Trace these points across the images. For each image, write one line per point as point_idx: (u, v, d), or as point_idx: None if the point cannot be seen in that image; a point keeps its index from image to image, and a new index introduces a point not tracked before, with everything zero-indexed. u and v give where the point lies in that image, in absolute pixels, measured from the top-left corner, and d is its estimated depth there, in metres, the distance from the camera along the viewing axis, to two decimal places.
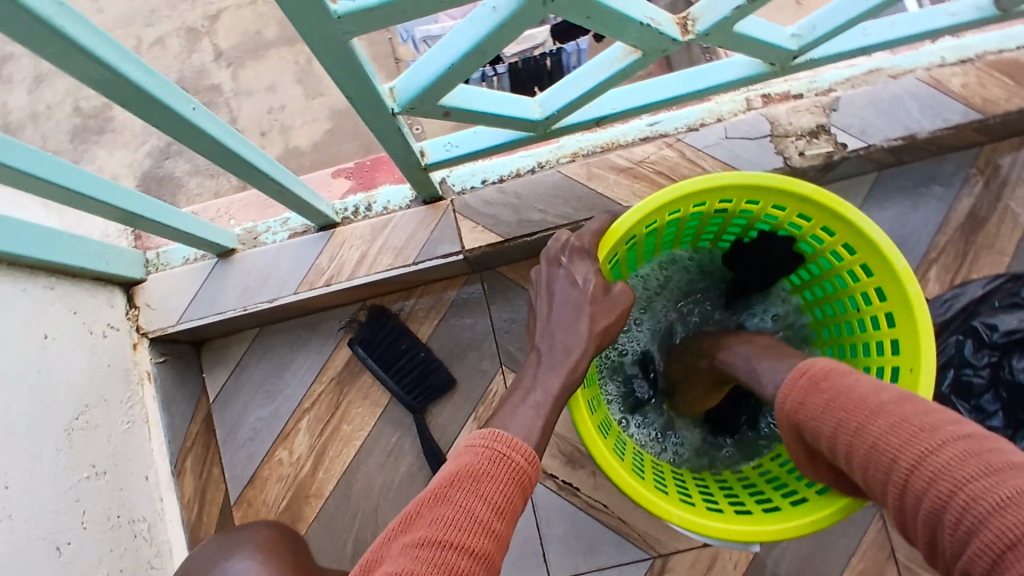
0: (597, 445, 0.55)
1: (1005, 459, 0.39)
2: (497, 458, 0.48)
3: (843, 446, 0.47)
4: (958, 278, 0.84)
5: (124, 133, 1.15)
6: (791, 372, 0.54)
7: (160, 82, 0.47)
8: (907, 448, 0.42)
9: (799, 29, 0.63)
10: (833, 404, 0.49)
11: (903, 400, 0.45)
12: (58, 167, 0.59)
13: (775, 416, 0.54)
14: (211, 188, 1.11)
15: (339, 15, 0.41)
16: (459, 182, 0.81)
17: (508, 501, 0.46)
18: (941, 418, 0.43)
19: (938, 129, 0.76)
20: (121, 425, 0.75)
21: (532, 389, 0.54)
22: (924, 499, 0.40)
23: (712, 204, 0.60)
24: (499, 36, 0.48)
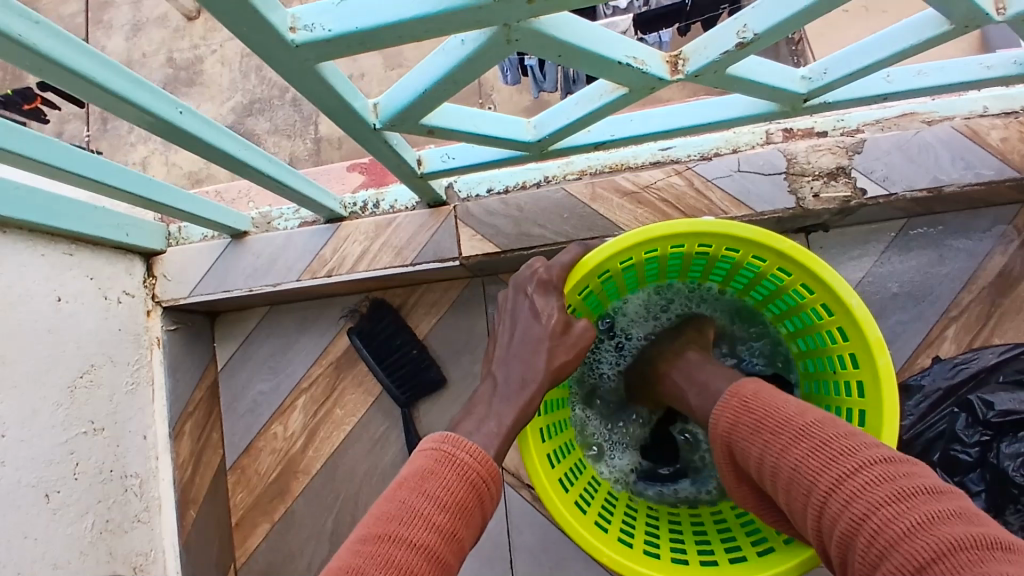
0: (538, 477, 0.54)
1: (916, 485, 0.42)
2: (443, 457, 0.50)
3: (767, 466, 0.50)
4: (978, 340, 0.80)
5: (212, 87, 1.21)
6: (723, 394, 0.57)
7: (138, 83, 0.51)
8: (826, 472, 0.46)
9: (810, 72, 0.60)
10: (761, 424, 0.52)
11: (824, 422, 0.49)
12: (70, 154, 0.63)
13: (708, 433, 0.57)
14: (288, 149, 1.18)
15: (297, 44, 0.43)
16: (465, 188, 0.82)
17: (454, 496, 0.48)
18: (860, 442, 0.46)
19: (968, 183, 0.72)
20: (125, 385, 0.81)
21: (485, 419, 0.54)
22: (841, 521, 0.44)
23: (691, 247, 0.59)
24: (470, 68, 0.48)
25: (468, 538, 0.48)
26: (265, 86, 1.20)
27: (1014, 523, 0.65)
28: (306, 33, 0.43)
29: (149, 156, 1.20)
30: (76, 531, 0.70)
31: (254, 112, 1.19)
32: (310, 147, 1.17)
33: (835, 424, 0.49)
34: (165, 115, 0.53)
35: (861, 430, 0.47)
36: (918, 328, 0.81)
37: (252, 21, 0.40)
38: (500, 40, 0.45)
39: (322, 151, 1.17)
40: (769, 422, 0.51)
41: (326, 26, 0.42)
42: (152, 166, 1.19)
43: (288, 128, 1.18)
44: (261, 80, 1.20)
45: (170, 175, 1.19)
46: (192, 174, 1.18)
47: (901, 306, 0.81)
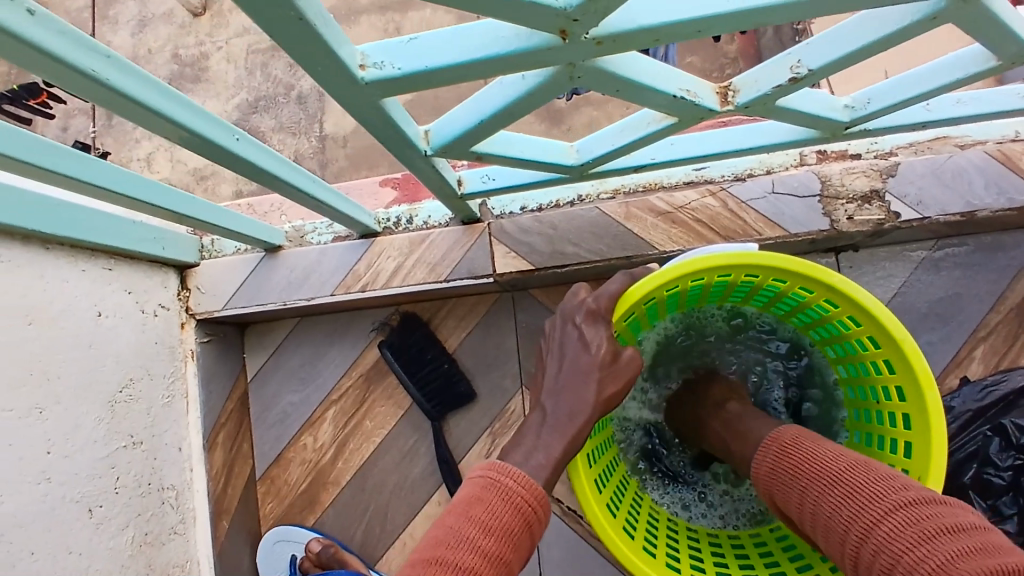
0: (590, 505, 0.55)
1: (942, 525, 0.42)
2: (489, 483, 0.51)
3: (807, 512, 0.51)
4: (1005, 361, 0.81)
5: (218, 84, 1.22)
6: (765, 439, 0.58)
7: (180, 101, 0.52)
8: (858, 518, 0.47)
9: (853, 101, 0.61)
10: (798, 470, 0.53)
11: (857, 467, 0.49)
12: (124, 175, 0.66)
13: (752, 479, 0.58)
14: (292, 146, 1.19)
15: (366, 81, 0.44)
16: (499, 206, 0.83)
17: (500, 521, 0.48)
18: (889, 486, 0.47)
19: (1001, 208, 0.73)
20: (161, 398, 0.82)
21: (534, 450, 0.54)
22: (877, 566, 0.44)
23: (738, 276, 0.60)
24: (527, 102, 0.49)
25: (516, 562, 0.49)
26: (270, 83, 1.21)
27: None
28: (375, 70, 0.43)
29: (155, 151, 1.20)
30: (118, 544, 0.71)
31: (258, 109, 1.19)
32: (315, 144, 1.19)
33: (867, 468, 0.49)
34: (216, 140, 0.57)
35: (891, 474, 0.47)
36: (946, 348, 0.82)
37: (324, 60, 0.41)
38: (563, 77, 0.45)
39: (326, 149, 1.20)
40: (807, 470, 0.52)
41: (395, 64, 0.43)
42: (157, 163, 1.20)
43: (292, 126, 1.20)
44: (267, 77, 1.21)
45: (176, 172, 1.20)
46: (197, 170, 1.19)
47: (930, 326, 0.82)
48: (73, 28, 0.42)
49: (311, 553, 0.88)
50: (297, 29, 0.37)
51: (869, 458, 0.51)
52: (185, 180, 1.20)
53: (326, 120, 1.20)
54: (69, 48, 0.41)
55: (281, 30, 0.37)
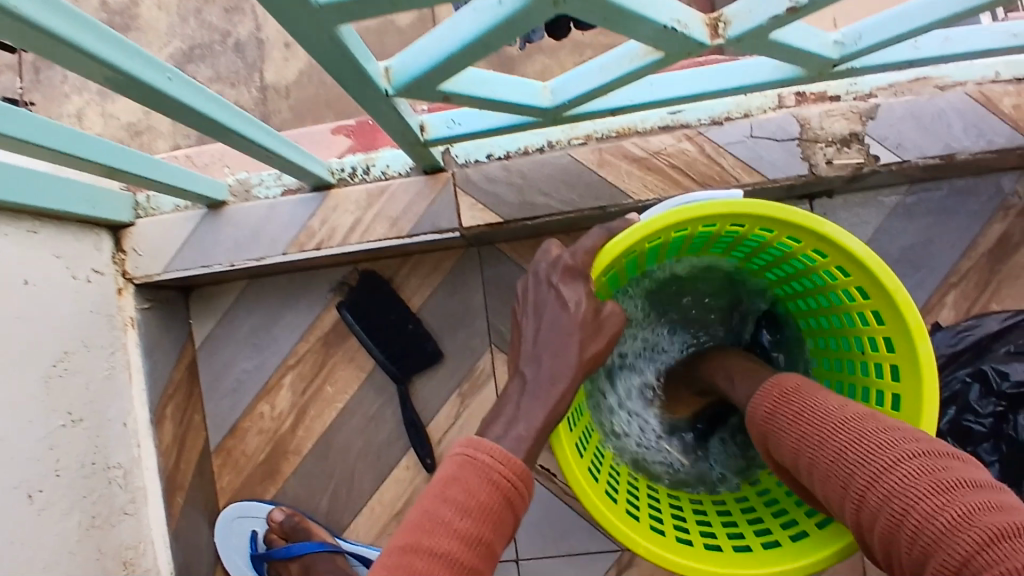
0: (573, 471, 0.53)
1: (958, 477, 0.42)
2: (465, 461, 0.47)
3: (805, 458, 0.50)
4: (975, 306, 0.81)
5: (147, 31, 1.10)
6: (761, 385, 0.57)
7: (106, 37, 0.46)
8: (864, 465, 0.46)
9: (843, 37, 0.57)
10: (799, 416, 0.52)
11: (864, 417, 0.48)
12: (46, 127, 0.58)
13: (746, 425, 0.57)
14: (231, 97, 1.10)
15: (320, 5, 0.38)
16: (464, 154, 0.77)
17: (477, 501, 0.45)
18: (900, 437, 0.46)
19: (981, 150, 0.72)
20: (102, 371, 0.75)
21: (514, 420, 0.51)
22: (880, 515, 0.44)
23: (722, 226, 0.57)
24: (502, 32, 0.44)
25: (498, 541, 0.46)
26: (205, 30, 1.07)
27: None
28: None
29: (85, 106, 1.08)
30: (64, 530, 0.65)
31: (192, 57, 1.09)
32: (256, 96, 1.06)
33: (874, 418, 0.48)
34: (144, 79, 0.50)
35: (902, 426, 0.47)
36: (919, 294, 0.81)
37: None
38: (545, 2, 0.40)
39: (268, 102, 1.06)
40: (808, 415, 0.51)
41: None
42: (88, 119, 1.07)
43: (229, 76, 1.07)
44: (201, 24, 1.07)
45: (108, 127, 1.08)
46: (132, 126, 1.07)
47: (904, 273, 0.82)
48: None
49: (275, 525, 0.86)
50: None
51: (872, 411, 0.50)
52: (118, 136, 1.08)
53: (268, 70, 1.07)
54: None
55: None
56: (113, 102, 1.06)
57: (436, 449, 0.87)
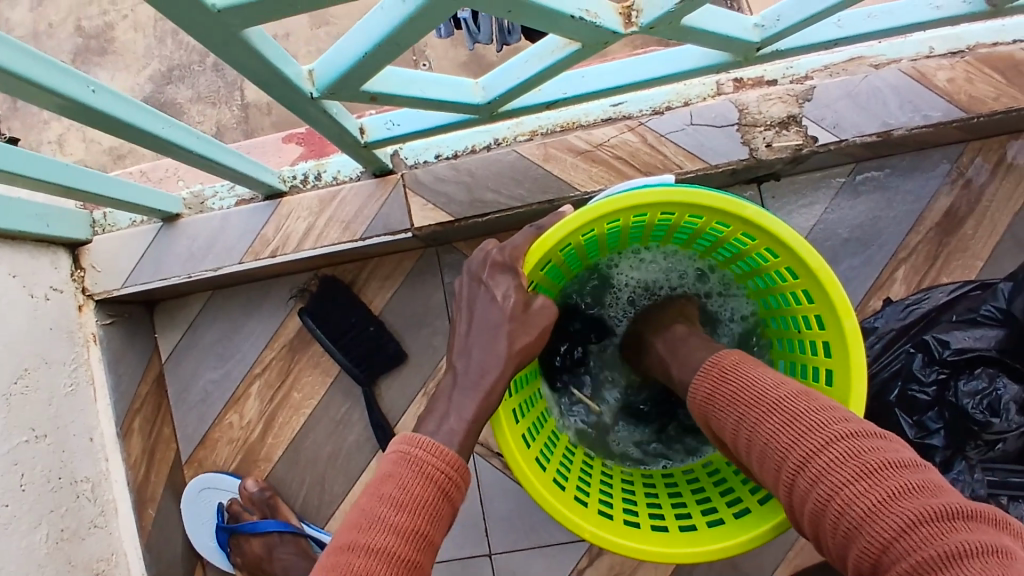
0: (516, 460, 0.53)
1: (882, 459, 0.42)
2: (398, 457, 0.48)
3: (742, 438, 0.50)
4: (926, 280, 0.83)
5: (127, 56, 1.13)
6: (701, 366, 0.57)
7: (40, 60, 0.48)
8: (796, 447, 0.46)
9: (763, 19, 0.59)
10: (736, 398, 0.51)
11: (798, 396, 0.48)
12: None
13: (689, 405, 0.56)
14: (213, 117, 1.11)
15: (218, 9, 0.39)
16: (412, 156, 0.78)
17: (412, 494, 0.46)
18: (832, 417, 0.45)
19: (916, 125, 0.73)
20: (64, 387, 0.76)
21: (447, 415, 0.51)
22: (810, 496, 0.44)
23: (654, 216, 0.58)
24: (413, 27, 0.45)
25: (437, 532, 0.46)
26: (183, 52, 1.13)
27: (974, 459, 0.67)
28: None
29: (66, 132, 1.10)
30: (32, 543, 0.65)
31: (173, 79, 1.12)
32: (237, 114, 1.11)
33: (808, 398, 0.48)
34: (75, 97, 0.51)
35: (835, 404, 0.46)
36: (869, 272, 0.83)
37: None
38: None
39: (250, 118, 1.11)
40: (745, 396, 0.51)
41: None
42: (70, 144, 1.10)
43: (210, 96, 1.11)
44: (179, 45, 1.13)
45: (90, 152, 1.10)
46: (113, 149, 1.10)
47: (853, 251, 0.83)
48: None
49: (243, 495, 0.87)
50: None
51: (809, 387, 0.50)
52: (101, 160, 1.10)
53: (247, 88, 1.12)
54: None
55: None
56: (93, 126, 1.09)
57: None
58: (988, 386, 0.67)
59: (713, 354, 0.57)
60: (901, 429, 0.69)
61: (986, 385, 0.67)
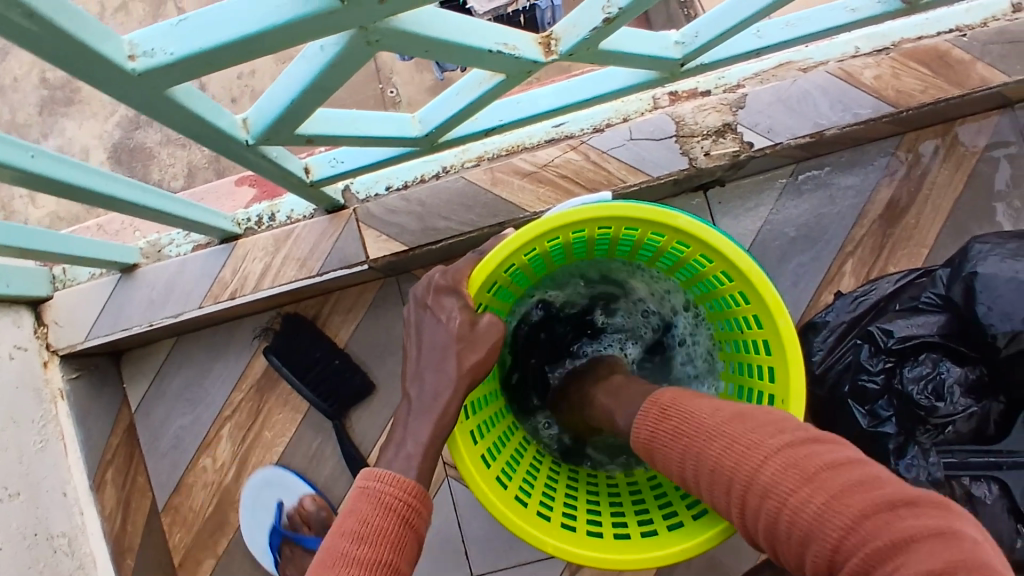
0: (476, 482, 0.54)
1: (820, 462, 0.43)
2: (359, 493, 0.48)
3: (690, 469, 0.51)
4: (875, 271, 0.85)
5: (93, 103, 1.15)
6: (641, 403, 0.59)
7: None
8: (740, 466, 0.47)
9: (683, 36, 0.61)
10: (678, 430, 0.53)
11: (734, 419, 0.50)
12: None
13: (632, 444, 0.58)
14: (184, 158, 1.13)
15: (139, 72, 0.41)
16: (363, 189, 0.80)
17: (372, 526, 0.46)
18: (766, 432, 0.47)
19: (848, 123, 0.76)
20: (34, 444, 0.76)
21: (404, 441, 0.52)
22: (762, 514, 0.45)
23: (591, 231, 0.59)
24: (335, 72, 0.46)
25: (404, 562, 0.46)
26: None
27: (926, 443, 0.69)
28: (146, 59, 0.40)
29: None
30: None
31: (142, 124, 1.13)
32: (208, 154, 1.13)
33: (742, 418, 0.50)
34: (18, 164, 0.51)
35: (766, 419, 0.48)
36: (818, 267, 0.85)
37: (82, 57, 0.38)
38: (359, 42, 0.43)
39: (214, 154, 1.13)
40: (686, 428, 0.53)
41: (166, 50, 0.40)
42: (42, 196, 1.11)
43: (178, 137, 1.13)
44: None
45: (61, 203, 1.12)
46: None
47: (801, 248, 0.85)
48: None
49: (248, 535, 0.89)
50: (34, 28, 0.35)
51: (743, 406, 0.52)
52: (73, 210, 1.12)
53: None
54: None
55: (11, 29, 0.35)
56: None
57: None
58: (932, 371, 0.70)
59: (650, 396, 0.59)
60: (855, 418, 0.70)
61: (930, 371, 0.70)
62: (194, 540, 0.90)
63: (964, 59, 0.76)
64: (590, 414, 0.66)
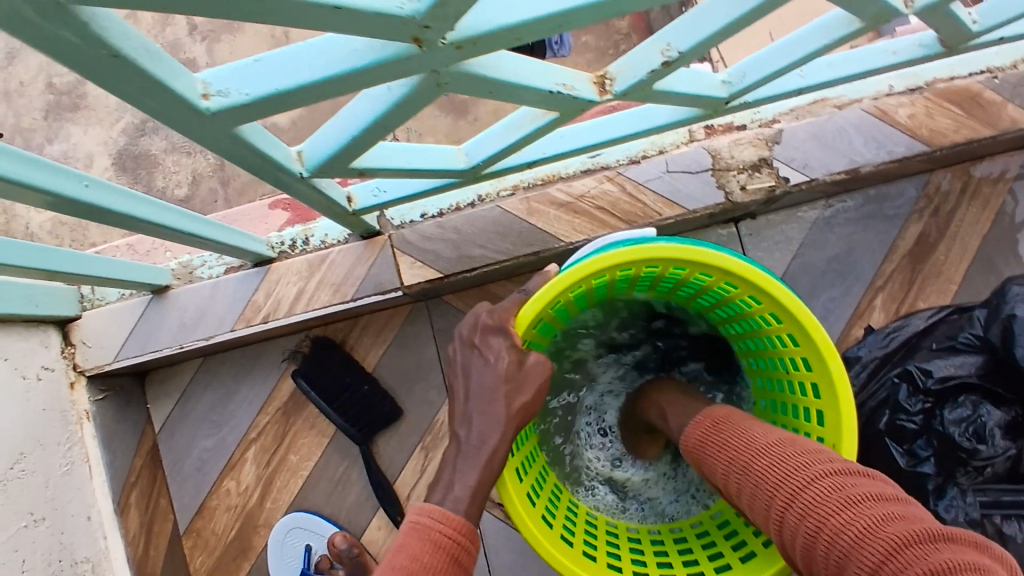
0: (528, 526, 0.54)
1: (865, 492, 0.42)
2: (410, 529, 0.48)
3: (734, 482, 0.51)
4: (904, 306, 0.85)
5: (99, 109, 1.15)
6: (696, 418, 0.60)
7: (38, 164, 0.50)
8: (783, 485, 0.47)
9: (730, 76, 0.62)
10: (728, 444, 0.54)
11: (785, 442, 0.50)
12: None
13: (684, 454, 0.59)
14: (188, 166, 1.13)
15: (212, 111, 0.40)
16: (398, 216, 0.80)
17: (422, 561, 0.45)
18: (816, 458, 0.47)
19: (883, 161, 0.76)
20: (59, 468, 0.75)
21: (452, 483, 0.51)
22: (798, 533, 0.44)
23: (639, 269, 0.59)
24: (402, 110, 0.46)
25: None
26: None
27: (965, 484, 0.69)
28: (220, 98, 0.40)
29: None
30: None
31: (148, 131, 1.13)
32: (212, 162, 1.13)
33: (794, 442, 0.50)
34: (70, 195, 0.53)
35: (819, 447, 0.48)
36: (848, 301, 0.86)
37: (157, 96, 0.38)
38: (429, 85, 0.43)
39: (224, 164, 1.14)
40: (736, 442, 0.53)
41: (242, 91, 0.40)
42: None
43: (185, 145, 1.13)
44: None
45: None
46: None
47: (831, 282, 0.86)
48: None
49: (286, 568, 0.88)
50: (107, 72, 0.35)
51: (796, 436, 0.52)
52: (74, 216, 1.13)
53: None
54: None
55: (100, 70, 0.34)
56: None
57: (405, 506, 0.88)
58: (973, 413, 0.69)
59: (709, 408, 0.61)
60: (892, 458, 0.70)
61: (970, 413, 0.69)
62: (216, 563, 0.90)
63: (995, 100, 0.77)
64: (647, 417, 0.70)
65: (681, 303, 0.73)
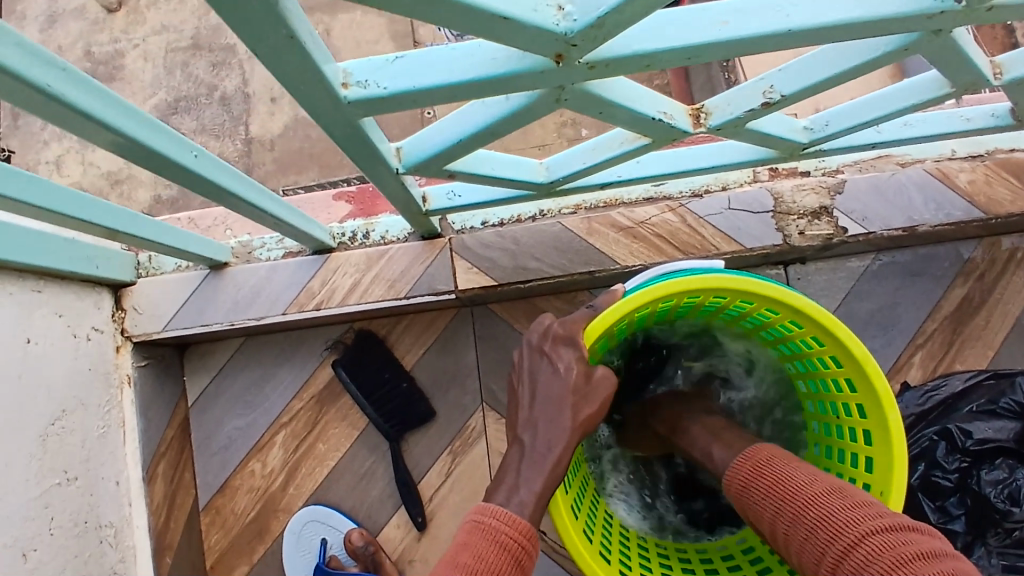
0: (579, 547, 0.55)
1: (919, 551, 0.42)
2: (474, 527, 0.49)
3: (781, 532, 0.51)
4: (941, 366, 0.86)
5: (134, 83, 1.16)
6: (738, 456, 0.59)
7: (155, 127, 0.51)
8: (834, 539, 0.47)
9: (811, 123, 0.64)
10: (772, 491, 0.54)
11: (833, 493, 0.49)
12: (64, 195, 0.60)
13: (726, 496, 0.59)
14: (215, 149, 1.16)
15: (349, 100, 0.43)
16: (460, 221, 0.82)
17: (487, 562, 0.45)
18: (865, 512, 0.46)
19: (940, 223, 0.78)
20: (96, 429, 0.76)
21: (517, 487, 0.52)
22: None
23: (706, 299, 0.61)
24: (514, 119, 0.48)
25: None
26: (191, 83, 1.16)
27: (992, 545, 0.69)
28: (358, 89, 0.42)
29: (65, 154, 1.15)
30: None
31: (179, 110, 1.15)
32: (239, 147, 1.16)
33: (841, 493, 0.49)
34: (177, 158, 0.54)
35: (867, 500, 0.47)
36: (887, 354, 0.87)
37: (307, 79, 0.40)
38: (550, 99, 0.45)
39: (253, 152, 1.16)
40: (781, 490, 0.53)
41: (381, 83, 0.41)
42: (67, 165, 1.15)
43: (214, 128, 1.16)
44: (188, 77, 1.17)
45: (87, 175, 1.15)
46: (112, 174, 1.14)
47: (872, 333, 0.87)
48: (30, 41, 0.40)
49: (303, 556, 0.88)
50: (264, 54, 0.36)
51: (844, 483, 0.51)
52: (96, 185, 1.15)
53: (252, 123, 1.17)
54: (23, 61, 0.39)
55: (268, 52, 0.36)
56: (93, 150, 1.14)
57: (427, 507, 0.88)
58: (1009, 476, 0.70)
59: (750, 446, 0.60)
60: (923, 512, 0.71)
61: (1006, 476, 0.70)
62: (232, 542, 0.90)
63: None
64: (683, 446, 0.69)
65: (734, 337, 0.74)
